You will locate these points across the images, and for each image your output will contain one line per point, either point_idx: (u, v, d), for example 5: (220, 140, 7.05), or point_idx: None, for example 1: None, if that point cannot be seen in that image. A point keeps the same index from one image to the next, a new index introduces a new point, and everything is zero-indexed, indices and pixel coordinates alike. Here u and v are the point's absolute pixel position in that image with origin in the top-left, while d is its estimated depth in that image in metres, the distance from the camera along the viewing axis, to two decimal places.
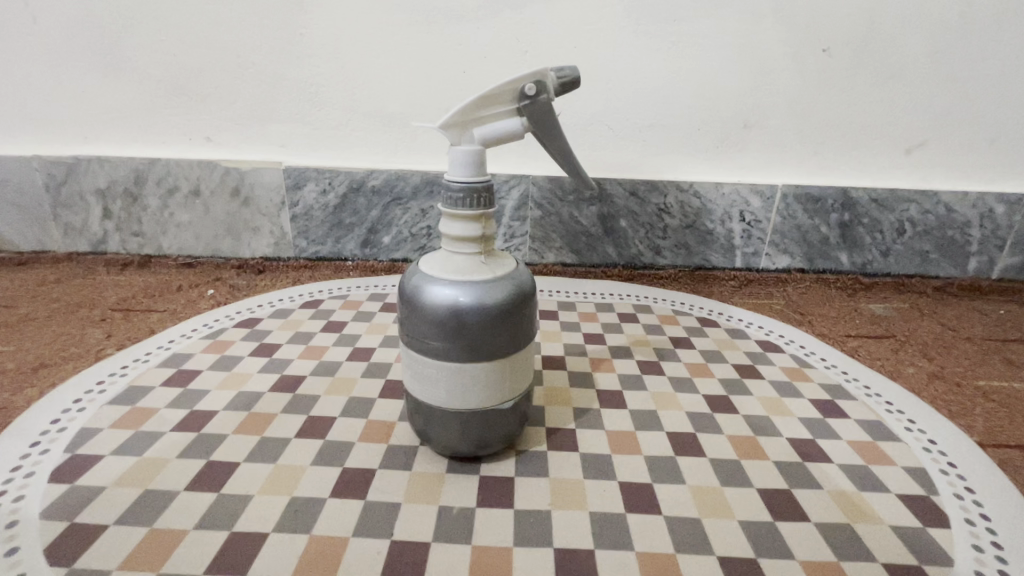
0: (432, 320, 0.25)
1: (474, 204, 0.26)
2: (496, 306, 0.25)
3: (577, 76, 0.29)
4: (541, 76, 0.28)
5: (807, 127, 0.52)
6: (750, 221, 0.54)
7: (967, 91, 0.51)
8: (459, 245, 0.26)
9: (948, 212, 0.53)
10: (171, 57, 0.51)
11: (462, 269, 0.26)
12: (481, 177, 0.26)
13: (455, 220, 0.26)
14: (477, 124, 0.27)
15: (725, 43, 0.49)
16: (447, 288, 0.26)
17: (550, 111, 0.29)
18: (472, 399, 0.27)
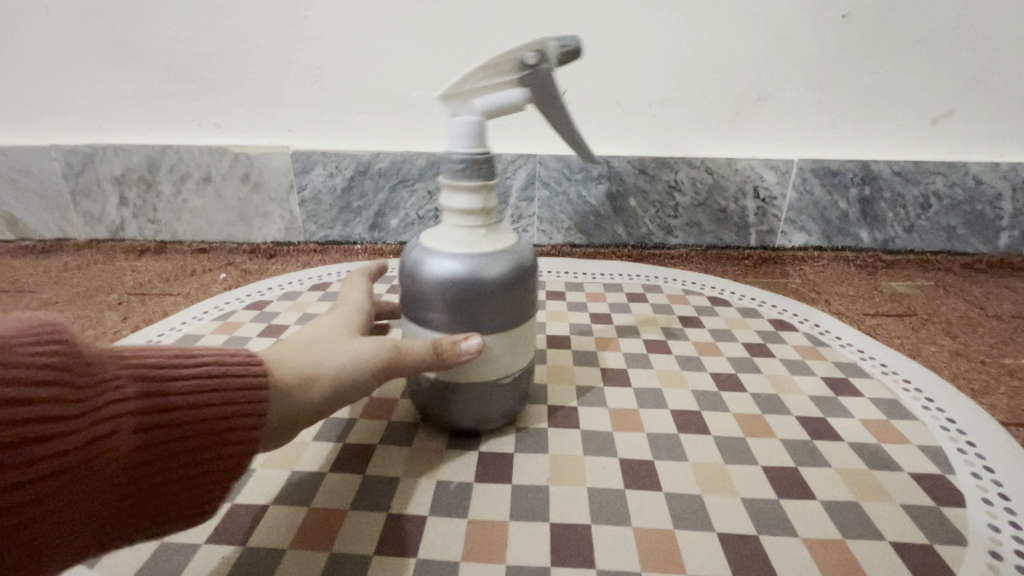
0: (433, 293, 0.25)
1: (475, 175, 0.25)
2: (494, 278, 0.25)
3: (580, 47, 0.28)
4: (542, 45, 0.27)
5: (826, 98, 0.50)
6: (764, 197, 0.52)
7: (1000, 55, 0.48)
8: (460, 219, 0.26)
9: (977, 185, 0.51)
10: (179, 45, 0.51)
11: (461, 239, 0.26)
12: (481, 149, 0.26)
13: (456, 192, 0.26)
14: (474, 95, 0.27)
15: (738, 11, 0.47)
16: (444, 258, 0.25)
17: (550, 79, 0.28)
18: (468, 373, 0.26)
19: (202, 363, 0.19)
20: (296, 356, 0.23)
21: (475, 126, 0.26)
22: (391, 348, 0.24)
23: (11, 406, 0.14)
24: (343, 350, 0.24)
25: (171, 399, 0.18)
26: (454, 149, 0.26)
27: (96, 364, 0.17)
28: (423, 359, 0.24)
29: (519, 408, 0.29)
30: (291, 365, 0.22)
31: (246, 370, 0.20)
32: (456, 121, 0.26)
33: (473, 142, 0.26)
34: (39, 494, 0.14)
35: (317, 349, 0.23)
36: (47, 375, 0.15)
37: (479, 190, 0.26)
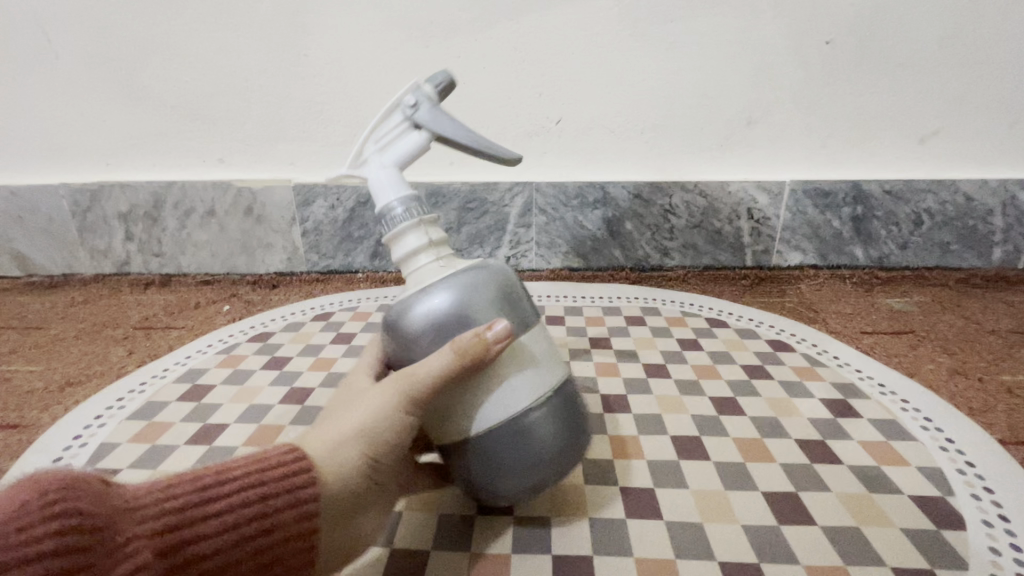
0: (419, 334, 0.25)
1: (411, 216, 0.27)
2: (477, 301, 0.25)
3: (451, 78, 0.32)
4: (416, 88, 0.31)
5: (814, 121, 0.51)
6: (758, 218, 0.53)
7: (982, 76, 0.49)
8: (416, 260, 0.27)
9: (968, 201, 0.52)
10: (184, 85, 0.53)
11: (430, 282, 0.26)
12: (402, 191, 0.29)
13: (404, 239, 0.27)
14: (381, 152, 0.31)
15: (725, 40, 0.49)
16: (417, 305, 0.25)
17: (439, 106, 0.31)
18: (493, 407, 0.24)
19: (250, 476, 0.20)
20: (327, 423, 0.24)
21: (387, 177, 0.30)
22: (413, 375, 0.23)
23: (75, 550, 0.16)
24: (368, 402, 0.24)
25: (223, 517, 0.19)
26: (381, 203, 0.29)
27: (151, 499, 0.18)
28: (450, 366, 0.23)
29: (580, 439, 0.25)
30: (330, 436, 0.23)
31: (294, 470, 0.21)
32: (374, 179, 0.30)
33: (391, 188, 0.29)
34: None
35: (345, 414, 0.24)
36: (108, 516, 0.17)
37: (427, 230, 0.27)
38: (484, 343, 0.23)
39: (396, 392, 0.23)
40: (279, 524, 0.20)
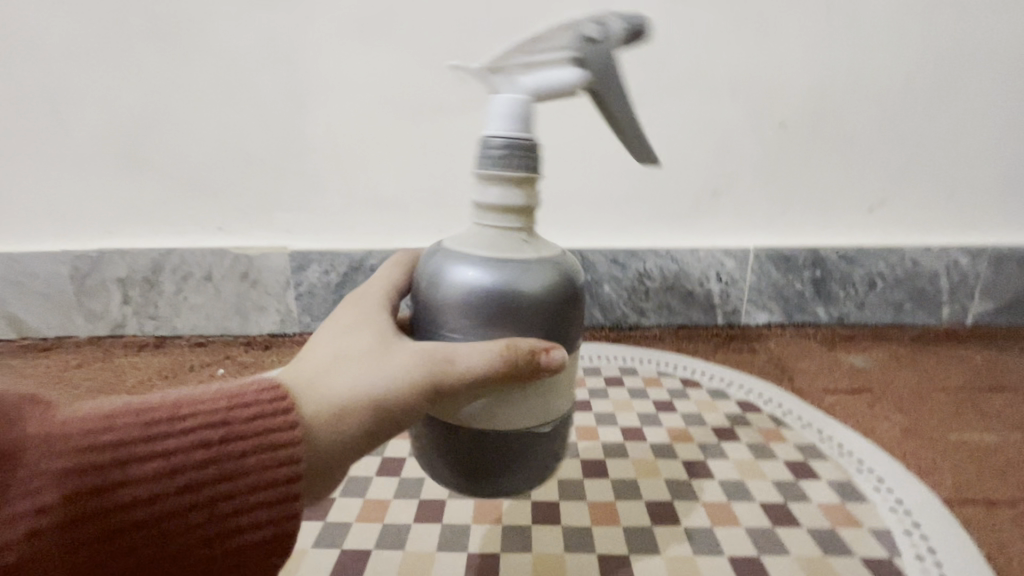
0: (471, 299, 0.28)
1: (511, 155, 0.29)
2: (547, 304, 0.29)
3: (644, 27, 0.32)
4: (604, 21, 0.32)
5: (773, 192, 0.56)
6: (726, 281, 0.57)
7: (919, 152, 0.55)
8: (494, 216, 0.30)
9: (916, 266, 0.56)
10: (187, 159, 0.56)
11: (515, 265, 0.28)
12: (520, 135, 0.29)
13: (492, 182, 0.29)
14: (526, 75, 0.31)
15: (689, 123, 0.54)
16: (498, 283, 0.28)
17: (607, 58, 0.32)
18: (502, 417, 0.29)
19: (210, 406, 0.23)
20: (348, 374, 0.27)
21: (511, 108, 0.30)
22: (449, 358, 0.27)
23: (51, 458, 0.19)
24: (389, 370, 0.27)
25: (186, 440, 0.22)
26: (493, 127, 0.30)
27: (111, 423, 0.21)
28: (492, 359, 0.27)
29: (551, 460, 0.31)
30: (347, 392, 0.26)
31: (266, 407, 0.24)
32: (497, 100, 0.30)
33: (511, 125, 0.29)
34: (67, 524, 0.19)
35: (362, 373, 0.27)
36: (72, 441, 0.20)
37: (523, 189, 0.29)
38: (540, 361, 0.28)
39: (426, 368, 0.27)
40: (244, 452, 0.23)
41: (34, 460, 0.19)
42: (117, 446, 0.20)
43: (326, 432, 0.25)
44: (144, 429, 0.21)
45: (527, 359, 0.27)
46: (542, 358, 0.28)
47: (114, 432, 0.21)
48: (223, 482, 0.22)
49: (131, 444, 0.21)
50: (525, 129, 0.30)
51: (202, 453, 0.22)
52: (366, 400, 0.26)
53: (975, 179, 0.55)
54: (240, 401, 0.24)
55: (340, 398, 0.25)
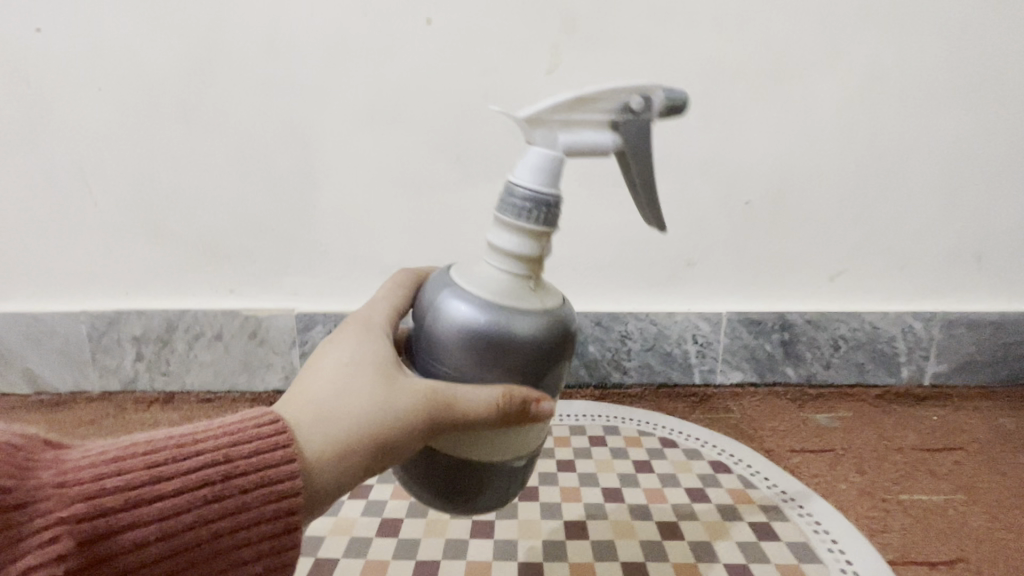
0: (477, 342, 0.32)
1: (526, 213, 0.31)
2: (536, 352, 0.32)
3: (684, 103, 0.36)
4: (649, 95, 0.35)
5: (743, 262, 0.61)
6: (702, 342, 0.62)
7: (872, 227, 0.60)
8: (501, 260, 0.32)
9: (875, 330, 0.61)
10: (205, 227, 0.61)
11: (511, 310, 0.32)
12: (542, 190, 0.32)
13: (505, 228, 0.32)
14: (568, 127, 0.34)
15: (664, 200, 0.60)
16: (493, 327, 0.31)
17: (646, 128, 0.36)
18: (484, 451, 0.33)
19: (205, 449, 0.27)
20: (355, 406, 0.30)
21: (543, 163, 0.32)
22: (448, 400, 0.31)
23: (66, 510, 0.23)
24: (392, 409, 0.30)
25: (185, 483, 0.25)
26: (520, 176, 0.33)
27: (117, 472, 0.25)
28: (490, 405, 0.31)
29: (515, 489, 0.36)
30: (355, 427, 0.29)
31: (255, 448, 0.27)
32: (531, 151, 0.33)
33: (538, 179, 0.32)
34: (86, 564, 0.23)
35: (367, 408, 0.30)
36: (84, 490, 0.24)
37: (538, 242, 0.32)
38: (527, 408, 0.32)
39: (428, 407, 0.31)
40: (239, 489, 0.26)
41: (54, 506, 0.23)
42: (124, 490, 0.24)
43: (331, 467, 0.28)
44: (149, 471, 0.25)
45: (521, 406, 0.32)
46: (532, 407, 0.32)
47: (122, 475, 0.25)
48: (222, 517, 0.26)
49: (138, 487, 0.25)
50: (551, 184, 0.32)
51: (203, 491, 0.26)
52: (371, 435, 0.30)
53: (924, 251, 0.61)
54: (232, 443, 0.27)
55: (349, 432, 0.29)
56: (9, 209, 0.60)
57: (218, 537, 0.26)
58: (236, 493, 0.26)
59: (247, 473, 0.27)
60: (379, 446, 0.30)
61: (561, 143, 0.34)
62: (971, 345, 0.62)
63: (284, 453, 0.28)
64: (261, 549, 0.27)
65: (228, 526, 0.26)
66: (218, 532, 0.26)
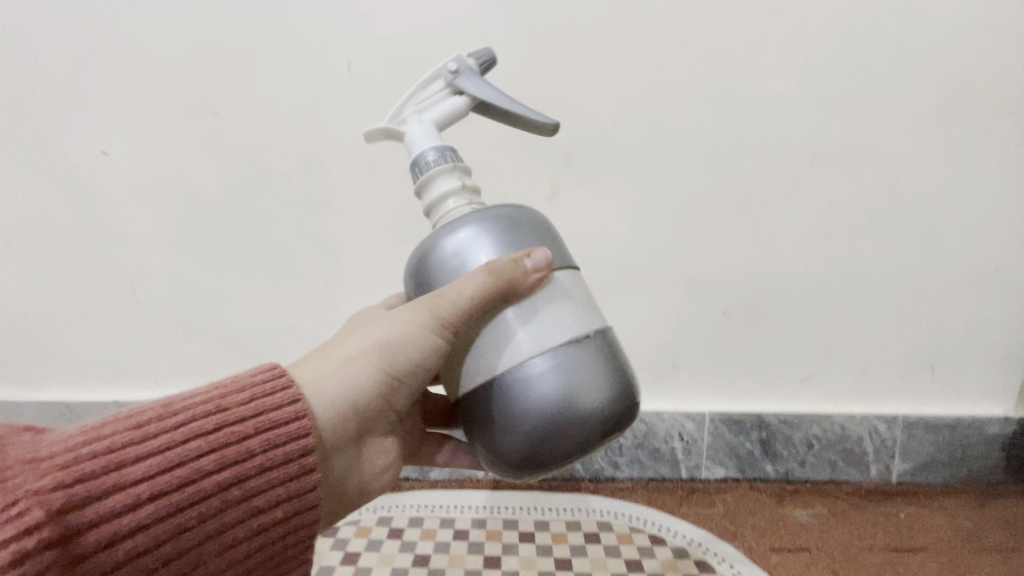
0: (466, 245, 0.39)
1: (427, 168, 0.41)
2: (506, 237, 0.40)
3: (488, 55, 0.47)
4: (460, 61, 0.46)
5: (722, 365, 0.68)
6: (688, 440, 0.67)
7: (836, 336, 0.67)
8: (446, 202, 0.41)
9: (844, 431, 0.67)
10: (235, 326, 0.68)
11: (483, 212, 0.40)
12: (429, 149, 0.42)
13: (430, 188, 0.41)
14: (428, 112, 0.45)
15: (649, 311, 0.67)
16: (469, 232, 0.39)
17: (474, 77, 0.45)
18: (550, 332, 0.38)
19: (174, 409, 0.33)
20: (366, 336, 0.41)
21: (421, 138, 0.43)
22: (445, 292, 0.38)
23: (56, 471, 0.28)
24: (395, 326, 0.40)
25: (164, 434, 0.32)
26: (419, 154, 0.42)
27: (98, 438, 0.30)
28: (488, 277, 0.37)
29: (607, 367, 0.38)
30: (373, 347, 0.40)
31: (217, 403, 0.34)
32: (412, 133, 0.43)
33: (422, 143, 0.42)
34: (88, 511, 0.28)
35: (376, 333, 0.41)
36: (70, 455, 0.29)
37: (452, 173, 0.41)
38: (518, 265, 0.38)
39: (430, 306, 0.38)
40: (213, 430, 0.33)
41: (40, 473, 0.28)
42: (109, 451, 0.30)
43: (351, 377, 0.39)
44: (127, 433, 0.31)
45: (518, 267, 0.38)
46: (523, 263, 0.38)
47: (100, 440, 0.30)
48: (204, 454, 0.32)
49: (122, 449, 0.30)
50: (435, 140, 0.43)
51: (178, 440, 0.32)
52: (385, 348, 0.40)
53: (883, 359, 0.68)
54: (198, 402, 0.34)
55: (367, 352, 0.40)
56: (68, 307, 0.68)
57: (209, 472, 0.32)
58: (218, 442, 0.33)
59: (221, 420, 0.33)
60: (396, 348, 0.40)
61: (430, 121, 0.44)
62: (931, 445, 0.68)
63: (255, 404, 0.35)
64: (251, 475, 0.33)
65: (216, 470, 0.32)
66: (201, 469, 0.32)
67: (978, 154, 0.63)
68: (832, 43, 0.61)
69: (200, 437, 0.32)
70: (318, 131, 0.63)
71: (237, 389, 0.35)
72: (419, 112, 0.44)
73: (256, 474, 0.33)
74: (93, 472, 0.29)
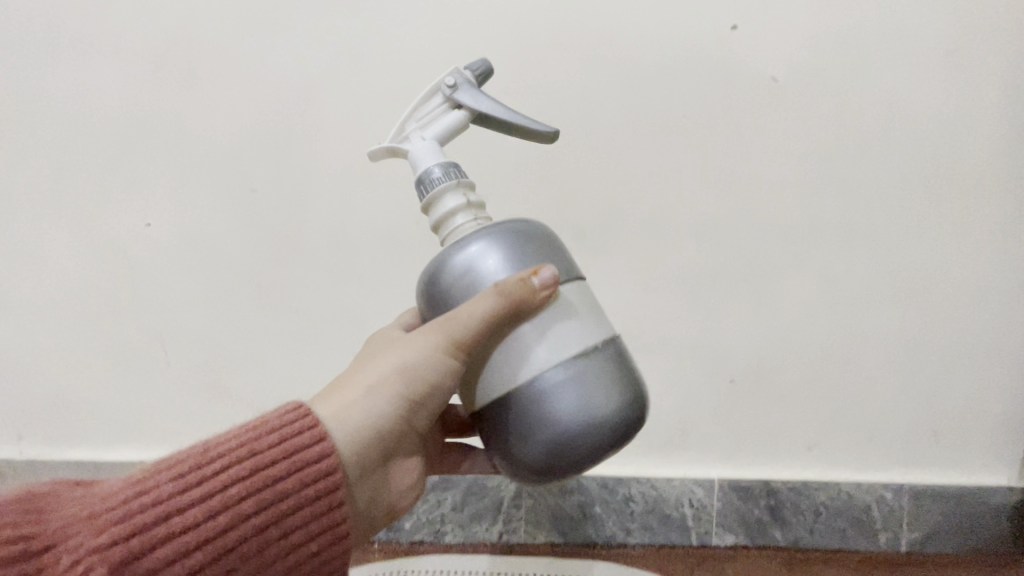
0: (477, 262, 0.41)
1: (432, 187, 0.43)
2: (516, 254, 0.42)
3: (482, 66, 0.49)
4: (455, 76, 0.48)
5: (730, 432, 0.70)
6: (698, 506, 0.69)
7: (840, 405, 0.70)
8: (454, 219, 0.43)
9: (852, 498, 0.69)
10: (261, 388, 0.71)
11: (492, 229, 0.42)
12: (434, 165, 0.45)
13: (437, 207, 0.43)
14: (430, 128, 0.47)
15: (658, 378, 0.70)
16: (480, 250, 0.42)
17: (471, 91, 0.48)
18: (568, 339, 0.40)
19: (214, 456, 0.37)
20: (388, 360, 0.44)
21: (424, 153, 0.45)
22: (456, 317, 0.40)
23: (119, 527, 0.33)
24: (412, 350, 0.43)
25: (206, 479, 0.36)
26: (424, 171, 0.45)
27: (152, 490, 0.35)
28: (496, 300, 0.39)
29: (620, 368, 0.41)
30: (393, 371, 0.44)
31: (249, 446, 0.38)
32: (415, 150, 0.46)
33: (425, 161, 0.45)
34: (150, 558, 0.33)
35: (396, 358, 0.44)
36: (131, 509, 0.34)
37: (456, 190, 0.43)
38: (525, 283, 0.40)
39: (444, 331, 0.41)
40: (248, 472, 0.37)
41: (108, 528, 0.33)
42: (161, 502, 0.34)
43: (375, 399, 0.43)
44: (174, 484, 0.35)
45: (526, 286, 0.39)
46: (531, 280, 0.40)
47: (152, 492, 0.35)
48: (242, 495, 0.36)
49: (171, 499, 0.35)
50: (438, 156, 0.45)
51: (219, 484, 0.36)
52: (404, 372, 0.44)
53: (887, 428, 0.70)
54: (233, 445, 0.38)
55: (388, 377, 0.44)
56: (105, 369, 0.72)
57: (249, 510, 0.36)
58: (251, 486, 0.36)
59: (254, 462, 0.37)
60: (413, 372, 0.43)
61: (432, 138, 0.47)
62: (939, 515, 0.69)
63: (283, 442, 0.38)
64: (286, 510, 0.37)
65: (253, 511, 0.36)
66: (241, 508, 0.36)
67: (972, 234, 0.67)
68: (826, 131, 0.65)
69: (235, 482, 0.36)
70: (347, 207, 0.68)
71: (266, 430, 0.39)
72: (421, 130, 0.47)
73: (292, 509, 0.37)
74: (148, 522, 0.34)
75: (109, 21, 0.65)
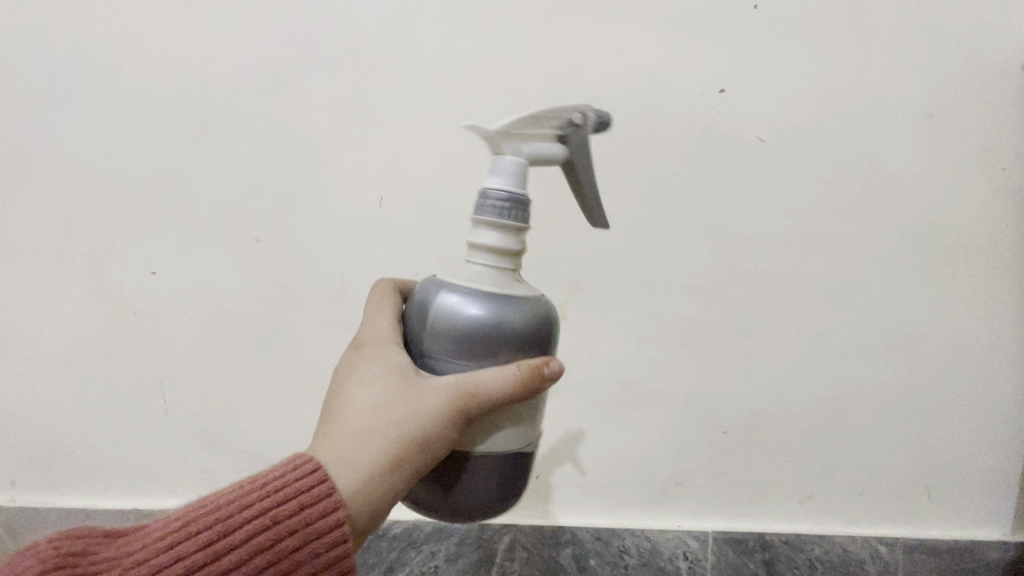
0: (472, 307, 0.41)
1: (508, 214, 0.42)
2: (512, 315, 0.42)
3: (609, 120, 0.49)
4: (584, 114, 0.48)
5: (724, 485, 0.71)
6: (692, 558, 0.70)
7: (834, 458, 0.70)
8: (489, 255, 0.43)
9: (847, 553, 0.69)
10: (258, 437, 0.72)
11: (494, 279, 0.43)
12: (516, 193, 0.43)
13: (493, 232, 0.42)
14: (531, 145, 0.46)
15: (653, 429, 0.71)
16: (477, 296, 0.42)
17: (581, 140, 0.49)
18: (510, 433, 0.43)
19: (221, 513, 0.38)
20: (389, 411, 0.41)
21: (513, 173, 0.44)
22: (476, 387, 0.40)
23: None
24: (417, 404, 0.41)
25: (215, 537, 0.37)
26: (498, 186, 0.43)
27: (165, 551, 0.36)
28: (514, 380, 0.40)
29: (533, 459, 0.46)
30: (395, 426, 0.41)
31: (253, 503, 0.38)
32: (505, 159, 0.44)
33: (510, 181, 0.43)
34: None
35: (399, 411, 0.41)
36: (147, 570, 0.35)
37: (514, 232, 0.43)
38: (541, 372, 0.41)
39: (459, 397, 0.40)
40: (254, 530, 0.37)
41: None
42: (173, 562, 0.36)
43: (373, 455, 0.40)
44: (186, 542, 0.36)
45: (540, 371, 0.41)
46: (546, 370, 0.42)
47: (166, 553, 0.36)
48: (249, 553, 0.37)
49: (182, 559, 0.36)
50: (520, 185, 0.44)
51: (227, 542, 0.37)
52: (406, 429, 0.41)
53: (881, 482, 0.70)
54: (238, 503, 0.38)
55: (390, 430, 0.41)
56: (103, 416, 0.73)
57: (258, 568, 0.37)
58: (270, 556, 0.37)
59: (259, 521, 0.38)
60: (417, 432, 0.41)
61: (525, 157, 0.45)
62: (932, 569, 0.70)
63: (285, 499, 0.38)
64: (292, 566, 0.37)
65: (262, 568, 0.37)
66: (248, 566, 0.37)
67: (958, 290, 0.68)
68: (813, 190, 0.68)
69: (258, 553, 0.37)
70: (349, 258, 0.70)
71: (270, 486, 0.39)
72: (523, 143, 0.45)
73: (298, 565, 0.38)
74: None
75: (124, 80, 0.67)
